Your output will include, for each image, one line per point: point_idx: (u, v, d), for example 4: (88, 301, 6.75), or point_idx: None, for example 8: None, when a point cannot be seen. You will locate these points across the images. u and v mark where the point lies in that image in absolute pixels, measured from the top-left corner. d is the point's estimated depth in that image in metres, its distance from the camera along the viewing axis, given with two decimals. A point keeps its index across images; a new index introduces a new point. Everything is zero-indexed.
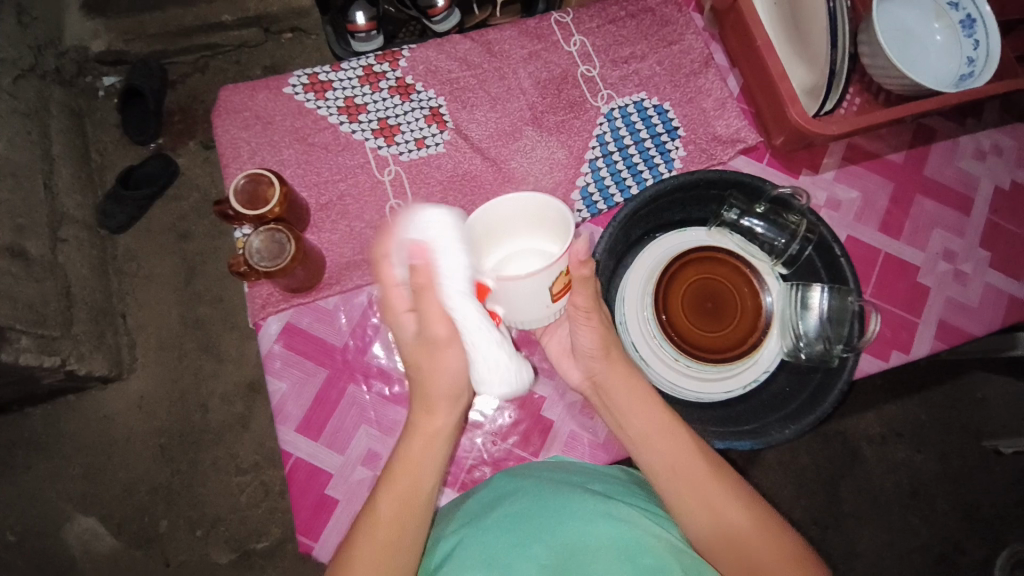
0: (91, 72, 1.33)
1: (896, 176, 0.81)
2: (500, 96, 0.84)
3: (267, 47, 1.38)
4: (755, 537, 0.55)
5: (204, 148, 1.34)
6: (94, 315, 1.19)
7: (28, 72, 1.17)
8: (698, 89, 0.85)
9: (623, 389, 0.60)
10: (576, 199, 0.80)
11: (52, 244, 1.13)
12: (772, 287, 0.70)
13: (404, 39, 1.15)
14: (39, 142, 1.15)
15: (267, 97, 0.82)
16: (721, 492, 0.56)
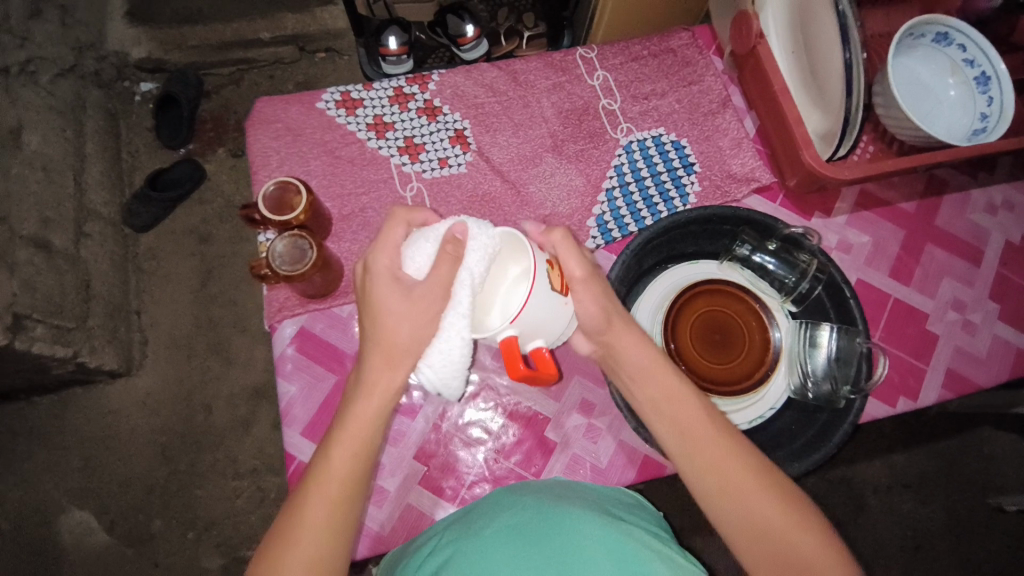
0: (130, 77, 1.40)
1: (907, 224, 0.83)
2: (523, 122, 0.87)
3: (301, 65, 1.45)
4: (775, 518, 0.53)
5: (233, 156, 1.39)
6: (109, 311, 1.21)
7: (67, 72, 1.22)
8: (715, 128, 0.87)
9: (638, 360, 0.59)
10: (591, 225, 0.82)
11: (75, 238, 1.16)
12: (780, 322, 0.71)
13: (433, 64, 1.21)
14: (73, 139, 1.20)
15: (301, 110, 0.86)
16: (735, 468, 0.55)
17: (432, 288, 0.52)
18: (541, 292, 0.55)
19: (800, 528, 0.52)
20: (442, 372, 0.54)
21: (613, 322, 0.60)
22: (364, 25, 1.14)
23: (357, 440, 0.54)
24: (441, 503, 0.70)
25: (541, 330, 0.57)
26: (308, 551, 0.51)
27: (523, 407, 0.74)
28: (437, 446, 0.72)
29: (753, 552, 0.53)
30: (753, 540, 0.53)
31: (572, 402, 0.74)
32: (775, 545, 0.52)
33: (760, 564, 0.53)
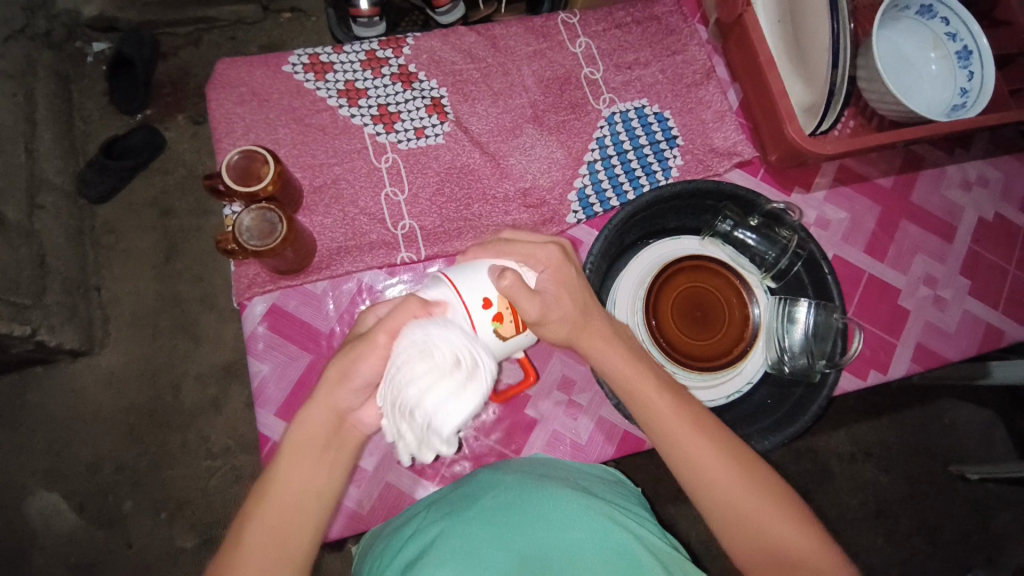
0: (81, 37, 1.31)
1: (884, 200, 0.83)
2: (502, 91, 0.84)
3: (265, 25, 1.38)
4: (746, 499, 0.54)
5: (194, 123, 1.33)
6: (67, 287, 1.17)
7: (17, 33, 1.16)
8: (698, 100, 0.86)
9: (614, 363, 0.59)
10: (573, 199, 0.80)
11: (28, 211, 1.11)
12: (761, 298, 0.70)
13: (406, 26, 1.20)
14: (23, 105, 1.14)
15: (266, 74, 0.81)
16: (706, 453, 0.55)
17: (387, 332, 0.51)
18: (492, 350, 0.56)
19: (769, 505, 0.54)
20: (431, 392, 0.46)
21: (580, 334, 0.59)
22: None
23: (314, 432, 0.54)
24: (420, 481, 0.70)
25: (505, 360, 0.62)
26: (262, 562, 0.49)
27: (503, 384, 0.73)
28: None
29: (727, 525, 0.55)
30: (726, 521, 0.54)
31: (552, 378, 0.74)
32: (746, 522, 0.54)
33: (736, 543, 0.54)
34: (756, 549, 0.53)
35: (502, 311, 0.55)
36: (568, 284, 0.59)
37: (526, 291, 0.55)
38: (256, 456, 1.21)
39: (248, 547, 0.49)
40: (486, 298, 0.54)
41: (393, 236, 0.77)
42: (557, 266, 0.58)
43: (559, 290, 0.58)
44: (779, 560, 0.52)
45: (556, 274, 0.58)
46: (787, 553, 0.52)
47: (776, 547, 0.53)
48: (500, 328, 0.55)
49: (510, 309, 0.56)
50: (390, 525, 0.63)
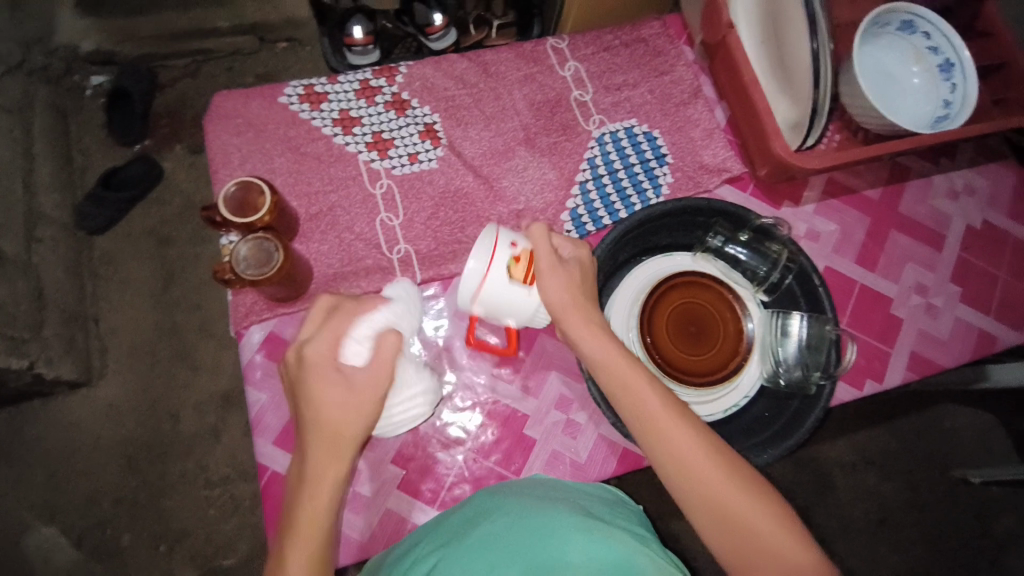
0: (79, 71, 1.35)
1: (873, 212, 0.84)
2: (494, 115, 0.86)
3: (261, 56, 1.42)
4: (730, 491, 0.54)
5: (191, 153, 1.35)
6: (66, 318, 1.17)
7: (15, 69, 1.21)
8: (686, 119, 0.87)
9: (599, 351, 0.61)
10: (566, 219, 0.81)
11: (26, 244, 1.13)
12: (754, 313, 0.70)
13: (400, 53, 1.28)
14: (21, 140, 1.17)
15: (262, 105, 0.82)
16: (687, 441, 0.56)
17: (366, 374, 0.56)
18: (497, 281, 0.63)
19: (751, 498, 0.54)
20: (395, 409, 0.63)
21: (571, 311, 0.62)
22: (328, 17, 1.24)
23: (336, 460, 0.55)
24: (421, 506, 0.69)
25: (506, 313, 0.66)
26: None
27: (502, 406, 0.73)
28: (415, 450, 0.71)
29: (712, 526, 0.54)
30: (708, 512, 0.54)
31: (551, 398, 0.74)
32: (731, 514, 0.54)
33: (717, 536, 0.54)
34: (740, 542, 0.53)
35: (522, 256, 0.64)
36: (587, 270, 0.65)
37: (548, 245, 0.63)
38: (256, 484, 1.20)
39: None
40: (515, 241, 0.64)
41: (389, 261, 0.78)
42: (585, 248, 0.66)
43: (578, 265, 0.64)
44: (757, 551, 0.53)
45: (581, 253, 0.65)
46: (766, 544, 0.53)
47: (757, 540, 0.53)
48: (512, 266, 0.63)
49: (530, 258, 0.64)
50: (392, 551, 0.63)
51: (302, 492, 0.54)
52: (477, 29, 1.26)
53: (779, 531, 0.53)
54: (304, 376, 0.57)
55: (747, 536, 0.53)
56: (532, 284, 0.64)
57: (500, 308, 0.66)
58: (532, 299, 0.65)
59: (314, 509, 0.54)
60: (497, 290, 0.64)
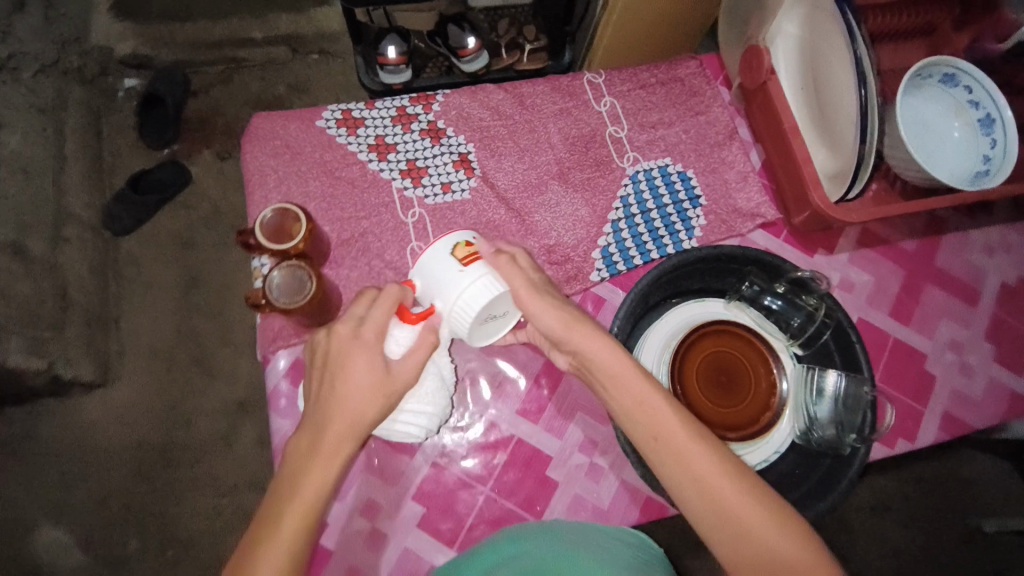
0: (114, 73, 1.37)
1: (908, 265, 0.83)
2: (528, 148, 0.86)
3: (292, 66, 1.44)
4: (747, 510, 0.53)
5: (220, 159, 1.37)
6: None
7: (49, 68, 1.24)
8: (721, 161, 0.87)
9: (609, 365, 0.59)
10: (596, 257, 0.81)
11: None
12: (789, 373, 0.68)
13: (429, 72, 1.30)
14: None
15: (300, 128, 0.83)
16: (697, 457, 0.55)
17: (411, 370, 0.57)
18: (436, 257, 0.63)
19: (768, 515, 0.53)
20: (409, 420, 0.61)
21: (572, 330, 0.60)
22: (363, 35, 1.22)
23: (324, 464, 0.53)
24: (439, 546, 0.69)
25: (433, 288, 0.62)
26: None
27: (526, 445, 0.72)
28: (436, 486, 0.70)
29: (725, 540, 0.53)
30: (724, 530, 0.53)
31: (575, 439, 0.73)
32: (744, 533, 0.53)
33: (732, 553, 0.53)
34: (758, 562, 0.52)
35: (471, 246, 0.64)
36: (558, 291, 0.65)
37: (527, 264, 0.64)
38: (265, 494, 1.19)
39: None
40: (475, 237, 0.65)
41: None
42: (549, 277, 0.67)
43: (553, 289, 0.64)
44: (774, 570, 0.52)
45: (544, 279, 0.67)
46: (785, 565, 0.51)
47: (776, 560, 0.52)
48: (458, 247, 0.63)
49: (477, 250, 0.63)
50: None
51: (302, 479, 0.52)
52: (508, 53, 1.29)
53: (798, 549, 0.52)
54: (341, 351, 0.57)
55: (768, 562, 0.52)
56: (465, 265, 0.61)
57: (430, 285, 0.63)
58: (465, 279, 0.61)
59: (306, 509, 0.51)
60: (432, 263, 0.63)
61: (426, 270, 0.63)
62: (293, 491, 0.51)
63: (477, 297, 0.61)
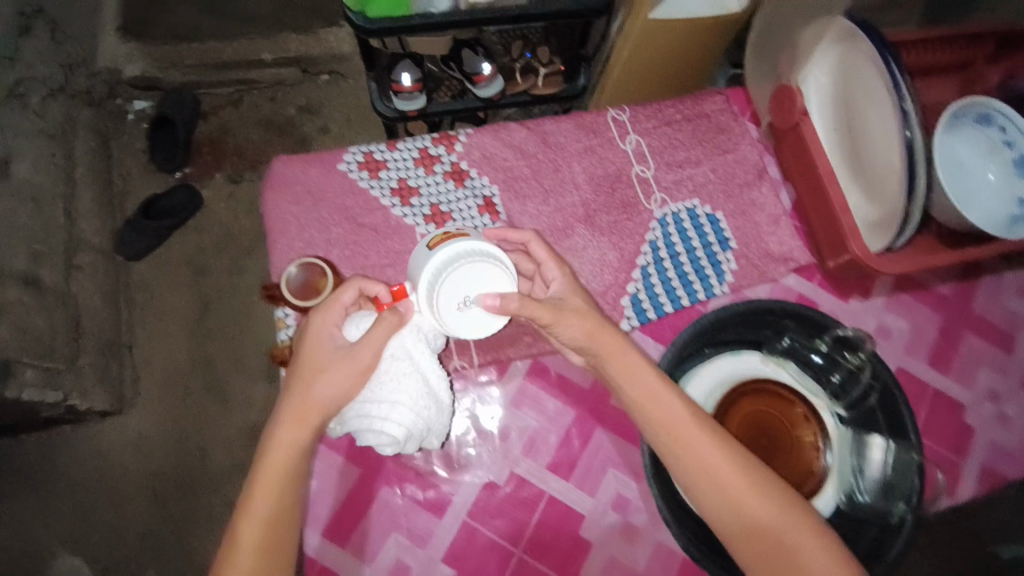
0: (122, 95, 1.38)
1: (944, 310, 0.81)
2: (553, 190, 0.84)
3: (302, 87, 1.43)
4: (748, 495, 0.59)
5: (231, 182, 1.35)
6: (102, 347, 1.18)
7: (57, 91, 1.20)
8: (751, 201, 0.85)
9: (627, 364, 0.63)
10: (626, 304, 0.79)
11: (65, 272, 1.13)
12: (833, 442, 0.67)
13: (441, 96, 1.28)
14: (62, 164, 1.17)
15: (320, 172, 0.81)
16: (704, 449, 0.60)
17: (370, 355, 0.58)
18: (417, 250, 0.66)
19: (766, 498, 0.59)
20: (377, 415, 0.58)
21: (597, 339, 0.63)
22: (375, 60, 1.21)
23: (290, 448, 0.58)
24: None
25: (412, 279, 0.65)
26: (252, 553, 0.57)
27: (557, 504, 0.72)
28: (468, 548, 0.70)
29: (729, 522, 0.59)
30: (731, 515, 0.59)
31: (607, 497, 0.72)
32: (747, 517, 0.58)
33: (736, 535, 0.59)
34: (760, 542, 0.58)
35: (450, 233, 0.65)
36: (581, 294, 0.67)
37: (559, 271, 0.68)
38: None
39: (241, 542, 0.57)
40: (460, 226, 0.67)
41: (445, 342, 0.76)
42: (569, 278, 0.68)
43: (573, 297, 0.66)
44: (776, 548, 0.57)
45: (568, 286, 0.67)
46: (786, 544, 0.57)
47: (776, 538, 0.58)
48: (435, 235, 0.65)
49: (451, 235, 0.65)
50: None
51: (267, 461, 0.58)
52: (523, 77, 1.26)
53: (794, 527, 0.58)
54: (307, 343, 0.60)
55: (772, 541, 0.58)
56: (432, 249, 0.63)
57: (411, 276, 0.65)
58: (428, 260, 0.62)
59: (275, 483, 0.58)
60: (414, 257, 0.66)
61: (411, 264, 0.66)
62: (264, 464, 0.58)
63: (437, 274, 0.61)
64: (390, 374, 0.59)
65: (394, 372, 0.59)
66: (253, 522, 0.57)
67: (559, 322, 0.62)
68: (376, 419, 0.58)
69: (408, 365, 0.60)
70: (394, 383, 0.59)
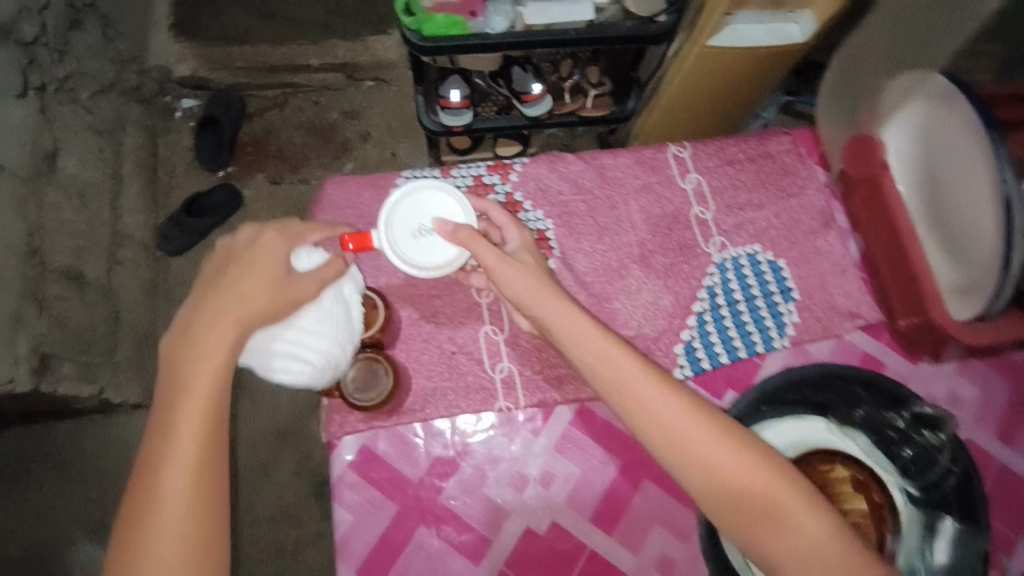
0: (172, 92, 1.39)
1: (1018, 380, 0.76)
2: (609, 227, 0.81)
3: (347, 92, 1.42)
4: (718, 450, 0.55)
5: (271, 183, 1.35)
6: (137, 342, 1.19)
7: (108, 88, 1.24)
8: (816, 250, 0.81)
9: (566, 320, 0.62)
10: (679, 352, 0.76)
11: (108, 266, 1.15)
12: (903, 523, 0.66)
13: (485, 111, 1.23)
14: (110, 160, 1.20)
15: (373, 196, 0.80)
16: (661, 404, 0.57)
17: (313, 287, 0.59)
18: None
19: (738, 451, 0.56)
20: (301, 347, 0.59)
21: (538, 300, 0.62)
22: (424, 76, 1.17)
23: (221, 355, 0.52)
24: None
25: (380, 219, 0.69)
26: (181, 479, 0.49)
27: (598, 558, 0.69)
28: None
29: (703, 483, 0.55)
30: (706, 479, 0.55)
31: (650, 554, 0.70)
32: (723, 476, 0.55)
33: (713, 494, 0.55)
34: (737, 502, 0.54)
35: None
36: (528, 250, 0.68)
37: (516, 226, 0.69)
38: (302, 527, 1.16)
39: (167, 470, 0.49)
40: None
41: (491, 381, 0.74)
42: (525, 237, 0.69)
43: (528, 254, 0.68)
44: (758, 507, 0.54)
45: (524, 243, 0.69)
46: (768, 504, 0.54)
47: (752, 494, 0.54)
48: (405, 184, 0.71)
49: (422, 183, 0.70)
50: None
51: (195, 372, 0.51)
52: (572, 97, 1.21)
53: (773, 483, 0.54)
54: (243, 252, 0.57)
55: (753, 501, 0.54)
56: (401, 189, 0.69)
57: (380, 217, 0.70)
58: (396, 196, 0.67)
59: (206, 398, 0.51)
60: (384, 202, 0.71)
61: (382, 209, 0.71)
62: (191, 377, 0.51)
63: (396, 205, 0.66)
64: (328, 310, 0.61)
65: (325, 314, 0.60)
66: (179, 447, 0.50)
67: (504, 266, 0.63)
68: (303, 350, 0.59)
69: (339, 308, 0.62)
70: (324, 323, 0.60)
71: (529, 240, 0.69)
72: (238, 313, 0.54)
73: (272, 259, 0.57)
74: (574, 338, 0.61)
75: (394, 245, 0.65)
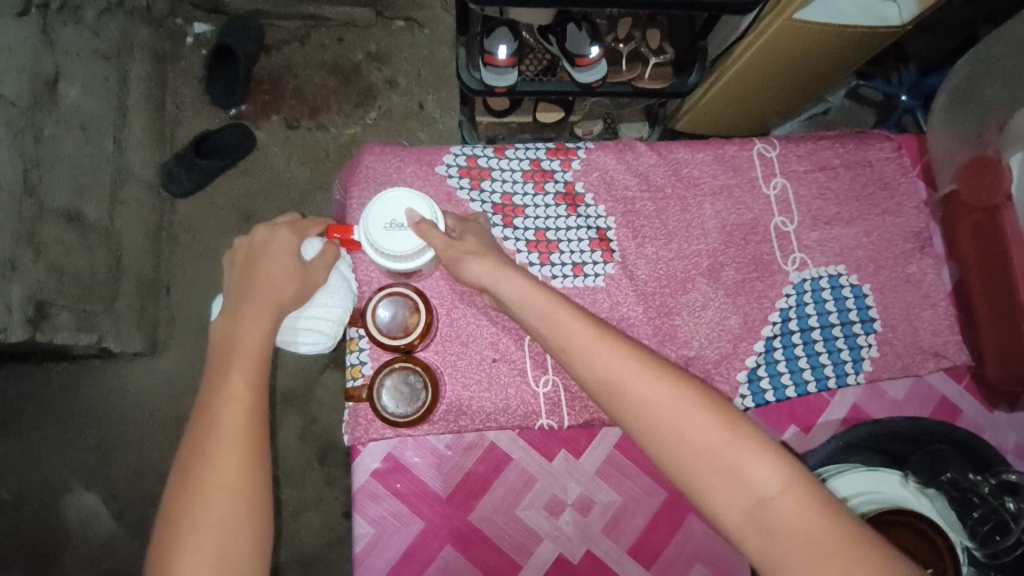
0: (183, 15, 1.24)
1: None
2: (678, 231, 0.71)
3: (374, 31, 1.28)
4: (661, 397, 0.48)
5: (288, 126, 1.23)
6: (140, 287, 1.09)
7: (115, 6, 1.09)
8: (905, 277, 0.72)
9: (508, 291, 0.57)
10: (741, 380, 0.69)
11: (110, 207, 1.04)
12: None
13: (529, 68, 1.05)
14: (116, 90, 1.07)
15: (416, 173, 0.70)
16: (599, 352, 0.51)
17: (323, 272, 0.60)
18: None
19: (684, 398, 0.48)
20: (310, 322, 0.61)
21: (498, 271, 0.58)
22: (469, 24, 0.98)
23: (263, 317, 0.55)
24: None
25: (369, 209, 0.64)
26: (235, 433, 0.49)
27: None
28: None
29: (652, 442, 0.48)
30: (655, 439, 0.48)
31: None
32: (671, 430, 0.47)
33: (664, 452, 0.47)
34: (690, 456, 0.46)
35: None
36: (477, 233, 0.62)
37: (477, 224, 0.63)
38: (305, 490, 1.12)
39: (220, 421, 0.49)
40: None
41: (534, 395, 0.67)
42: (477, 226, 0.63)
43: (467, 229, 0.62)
44: (714, 462, 0.46)
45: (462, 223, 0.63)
46: (725, 457, 0.46)
47: (703, 446, 0.46)
48: None
49: None
50: None
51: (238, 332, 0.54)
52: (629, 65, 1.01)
53: (724, 429, 0.47)
54: (259, 251, 0.59)
55: (709, 457, 0.46)
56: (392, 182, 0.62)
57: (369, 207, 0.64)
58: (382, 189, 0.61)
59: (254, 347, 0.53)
60: None
61: None
62: (234, 338, 0.53)
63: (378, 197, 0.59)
64: (336, 286, 0.63)
65: (330, 292, 0.62)
66: (231, 402, 0.50)
67: (450, 253, 0.59)
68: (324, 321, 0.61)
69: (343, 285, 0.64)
70: (331, 299, 0.62)
71: (474, 226, 0.63)
72: (271, 290, 0.56)
73: (285, 253, 0.59)
74: (514, 295, 0.56)
75: (368, 238, 0.59)
